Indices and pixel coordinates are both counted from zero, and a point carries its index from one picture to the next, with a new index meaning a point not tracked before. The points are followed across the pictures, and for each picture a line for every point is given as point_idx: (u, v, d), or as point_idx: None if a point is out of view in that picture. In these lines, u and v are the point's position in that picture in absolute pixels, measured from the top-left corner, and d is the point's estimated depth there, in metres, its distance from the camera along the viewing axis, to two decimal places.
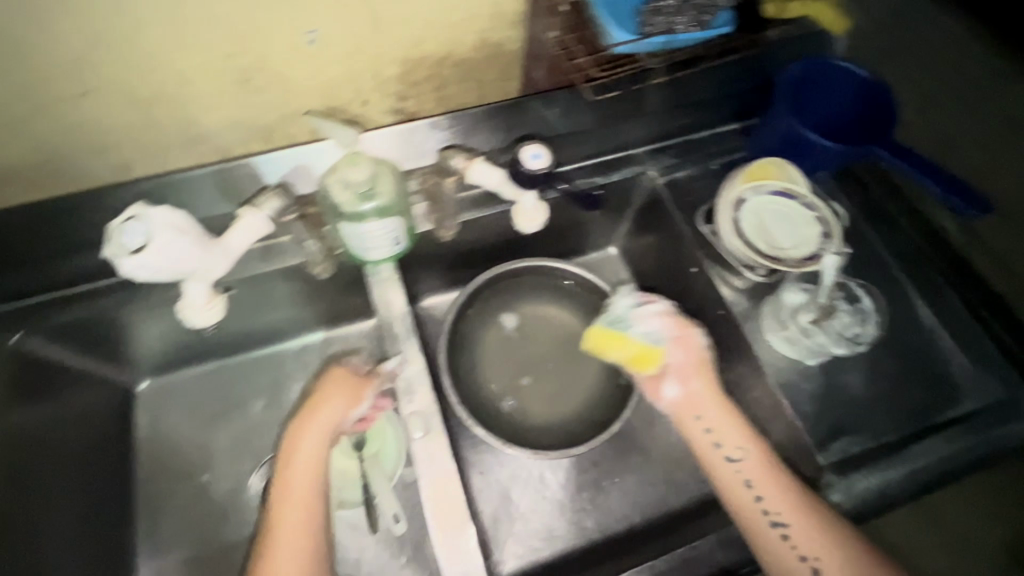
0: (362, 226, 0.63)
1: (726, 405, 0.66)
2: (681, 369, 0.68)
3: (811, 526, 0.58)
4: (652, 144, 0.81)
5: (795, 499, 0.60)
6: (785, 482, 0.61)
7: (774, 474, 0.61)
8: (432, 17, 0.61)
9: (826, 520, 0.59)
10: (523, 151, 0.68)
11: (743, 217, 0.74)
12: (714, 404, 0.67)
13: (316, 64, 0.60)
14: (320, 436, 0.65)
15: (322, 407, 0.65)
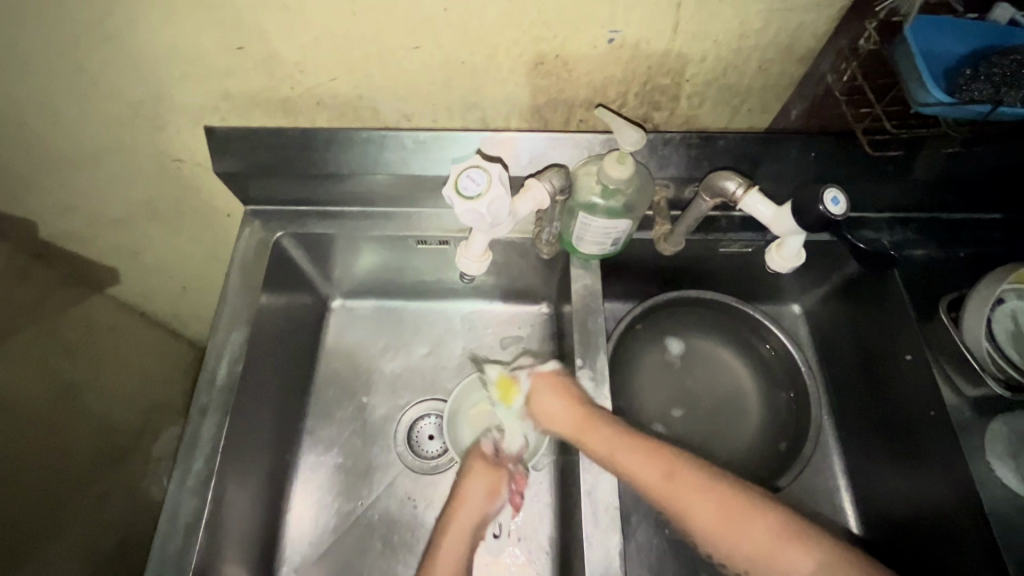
0: (602, 220, 0.65)
1: (586, 429, 0.64)
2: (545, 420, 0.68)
3: (706, 513, 0.57)
4: (892, 214, 0.76)
5: (743, 538, 0.55)
6: (700, 493, 0.58)
7: (635, 457, 0.61)
8: (724, 39, 0.62)
9: (736, 532, 0.55)
10: (818, 191, 0.58)
11: (997, 319, 0.65)
12: (591, 438, 0.64)
13: (604, 62, 0.63)
14: (463, 519, 0.72)
15: (464, 488, 0.74)
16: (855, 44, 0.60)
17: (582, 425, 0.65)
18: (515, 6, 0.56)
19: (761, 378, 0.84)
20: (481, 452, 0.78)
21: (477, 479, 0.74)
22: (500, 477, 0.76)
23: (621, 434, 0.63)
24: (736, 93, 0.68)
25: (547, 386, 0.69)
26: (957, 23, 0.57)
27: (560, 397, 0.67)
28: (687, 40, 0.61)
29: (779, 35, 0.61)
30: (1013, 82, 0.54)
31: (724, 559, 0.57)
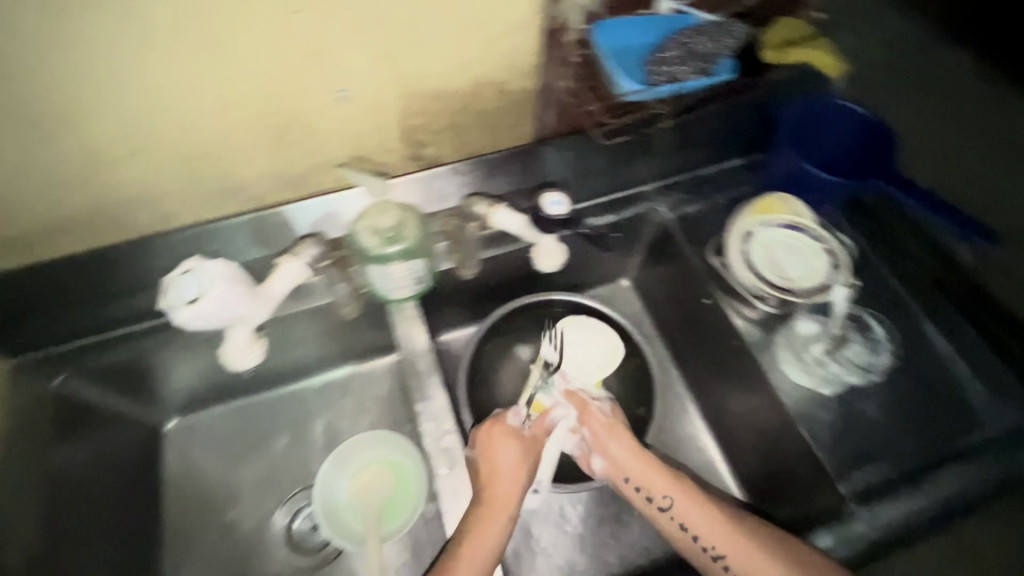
0: (397, 265, 0.67)
1: (643, 456, 0.74)
2: (597, 430, 0.76)
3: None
4: (661, 181, 0.85)
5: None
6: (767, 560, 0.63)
7: (699, 509, 0.69)
8: (456, 74, 0.66)
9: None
10: (543, 199, 0.72)
11: (753, 250, 0.76)
12: (632, 458, 0.74)
13: (346, 119, 0.65)
14: (505, 499, 0.66)
15: (494, 454, 0.69)
16: (565, 53, 0.68)
17: (642, 461, 0.73)
18: (224, 92, 0.57)
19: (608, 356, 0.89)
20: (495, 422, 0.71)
21: (507, 446, 0.69)
22: (528, 449, 0.72)
23: (681, 482, 0.72)
24: (488, 114, 0.74)
25: (617, 427, 0.76)
26: (637, 18, 0.65)
27: (615, 433, 0.76)
28: (419, 82, 0.65)
29: (501, 58, 0.67)
30: (686, 64, 0.65)
31: None
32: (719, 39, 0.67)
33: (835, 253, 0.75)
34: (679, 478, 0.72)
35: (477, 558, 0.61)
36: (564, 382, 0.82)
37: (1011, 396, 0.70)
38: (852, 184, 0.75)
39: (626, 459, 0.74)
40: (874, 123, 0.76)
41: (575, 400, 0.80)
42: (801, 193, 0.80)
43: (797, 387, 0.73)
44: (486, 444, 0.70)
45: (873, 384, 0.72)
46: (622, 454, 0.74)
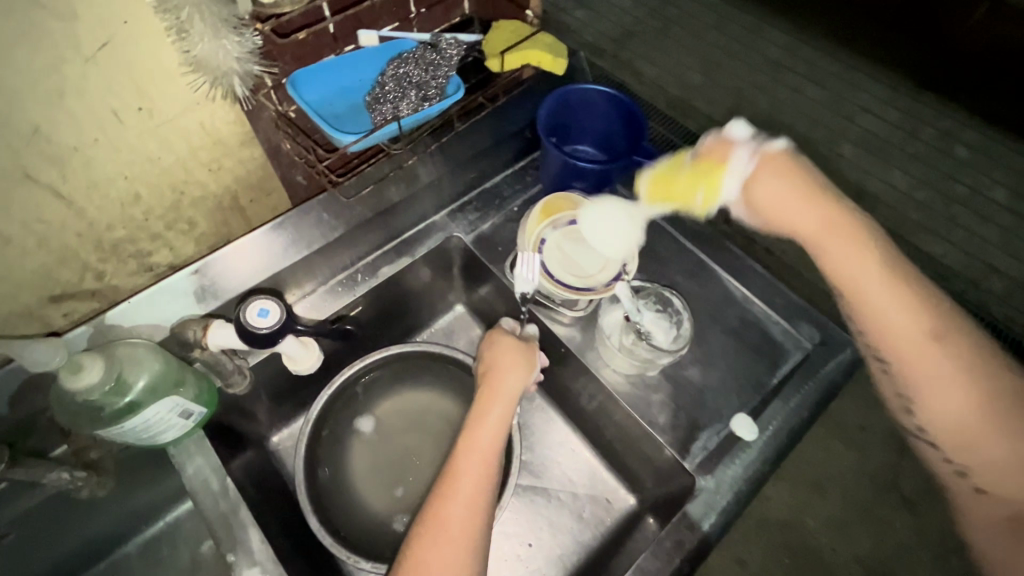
0: (148, 411, 0.54)
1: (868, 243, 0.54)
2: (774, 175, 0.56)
3: (781, 201, 0.56)
4: (449, 207, 0.81)
5: (861, 266, 0.54)
6: (800, 195, 0.56)
7: (907, 330, 0.54)
8: (146, 169, 0.59)
9: (839, 233, 0.55)
10: (245, 307, 0.59)
11: (548, 257, 0.73)
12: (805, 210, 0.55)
13: (20, 258, 0.56)
14: (504, 405, 0.67)
15: (506, 363, 0.69)
16: (280, 110, 0.64)
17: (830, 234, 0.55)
18: None
19: (456, 394, 0.86)
20: (507, 329, 0.73)
21: (508, 348, 0.70)
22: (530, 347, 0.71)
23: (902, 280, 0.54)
24: (214, 198, 0.68)
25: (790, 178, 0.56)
26: (338, 60, 0.62)
27: (781, 174, 0.56)
28: (97, 191, 0.56)
29: (191, 137, 0.60)
30: (404, 96, 0.62)
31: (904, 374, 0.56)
32: (436, 60, 0.64)
33: (622, 238, 0.75)
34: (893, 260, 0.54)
35: (476, 470, 0.61)
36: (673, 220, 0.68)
37: (803, 316, 0.77)
38: (619, 163, 0.75)
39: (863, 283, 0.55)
40: (623, 100, 0.77)
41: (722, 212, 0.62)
42: (578, 183, 0.78)
43: (621, 374, 0.73)
44: (490, 344, 0.72)
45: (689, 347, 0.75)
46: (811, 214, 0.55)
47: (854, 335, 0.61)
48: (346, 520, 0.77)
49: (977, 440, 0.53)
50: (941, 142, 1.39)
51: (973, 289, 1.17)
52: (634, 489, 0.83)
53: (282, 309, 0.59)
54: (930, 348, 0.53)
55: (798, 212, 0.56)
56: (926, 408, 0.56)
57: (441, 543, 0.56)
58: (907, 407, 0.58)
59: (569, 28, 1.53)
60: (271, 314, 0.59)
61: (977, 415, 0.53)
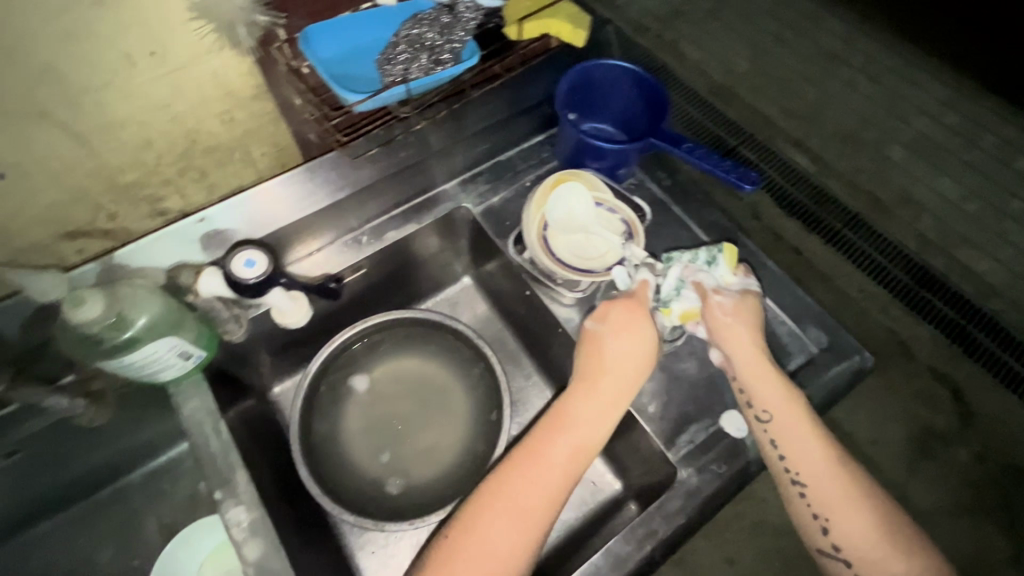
0: (148, 347, 0.57)
1: (800, 412, 0.63)
2: (721, 331, 0.67)
3: (735, 339, 0.66)
4: (461, 176, 0.80)
5: (771, 387, 0.64)
6: (751, 338, 0.66)
7: (807, 450, 0.61)
8: (155, 115, 0.60)
9: (763, 375, 0.64)
10: (231, 259, 0.61)
11: (552, 236, 0.72)
12: (750, 359, 0.65)
13: (32, 193, 0.58)
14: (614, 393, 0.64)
15: (632, 348, 0.66)
16: (295, 65, 0.64)
17: (760, 374, 0.64)
18: None
19: (454, 365, 0.87)
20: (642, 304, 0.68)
21: (636, 327, 0.66)
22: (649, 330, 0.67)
23: (802, 417, 0.63)
24: (226, 148, 0.69)
25: (743, 324, 0.66)
26: (350, 18, 0.62)
27: (741, 323, 0.66)
28: (110, 135, 0.58)
29: (201, 88, 0.60)
30: (414, 60, 0.61)
31: (835, 534, 0.59)
32: (449, 23, 0.62)
33: (630, 223, 0.73)
34: (792, 396, 0.64)
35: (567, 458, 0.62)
36: (689, 273, 0.69)
37: (812, 319, 0.75)
38: (636, 144, 0.72)
39: (781, 413, 0.63)
40: (647, 80, 0.75)
41: (699, 291, 0.69)
42: (591, 163, 0.76)
43: None
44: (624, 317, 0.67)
45: (688, 339, 0.73)
46: (741, 354, 0.65)
47: (794, 472, 0.61)
48: (334, 474, 0.79)
49: (878, 563, 0.57)
50: (1004, 152, 1.30)
51: (1014, 310, 1.10)
52: (621, 475, 0.83)
53: (267, 265, 0.62)
54: (831, 473, 0.60)
55: (741, 346, 0.66)
56: (840, 530, 0.59)
57: (511, 514, 0.59)
58: (830, 549, 0.59)
59: (616, 2, 1.46)
60: (257, 269, 0.61)
61: (876, 539, 0.57)
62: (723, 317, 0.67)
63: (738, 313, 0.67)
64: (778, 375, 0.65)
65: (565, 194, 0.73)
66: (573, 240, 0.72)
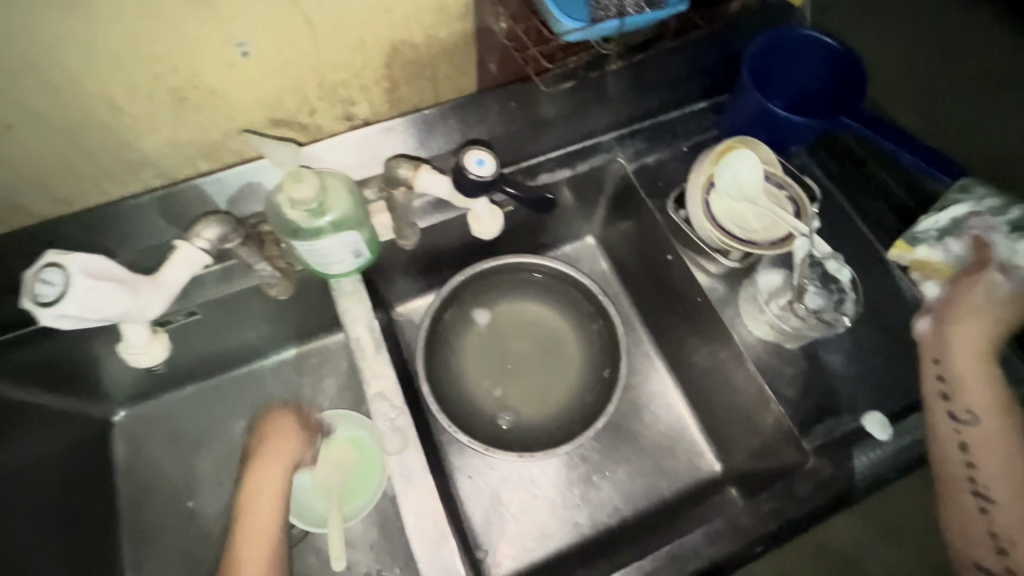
0: (323, 241, 0.61)
1: (1005, 411, 0.59)
2: (953, 312, 0.61)
3: (966, 327, 0.60)
4: (619, 130, 0.79)
5: (978, 384, 0.59)
6: (987, 336, 0.59)
7: (1001, 445, 0.59)
8: (372, 22, 0.59)
9: (976, 373, 0.59)
10: (465, 158, 0.63)
11: (717, 203, 0.70)
12: (970, 352, 0.60)
13: (254, 78, 0.57)
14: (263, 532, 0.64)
15: (269, 488, 0.67)
16: None
17: (975, 369, 0.59)
18: (102, 52, 0.49)
19: (571, 318, 0.87)
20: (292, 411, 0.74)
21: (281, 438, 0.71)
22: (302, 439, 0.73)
23: (1006, 416, 0.59)
24: (419, 66, 0.67)
25: (978, 321, 0.59)
26: None
27: (978, 321, 0.59)
28: (330, 35, 0.58)
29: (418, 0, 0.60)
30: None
31: (1002, 525, 0.59)
32: None
33: (799, 202, 0.70)
34: (1000, 399, 0.59)
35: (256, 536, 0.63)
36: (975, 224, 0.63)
37: None
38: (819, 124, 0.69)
39: (982, 412, 0.59)
40: (841, 55, 0.70)
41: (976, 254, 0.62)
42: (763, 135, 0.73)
43: (758, 341, 0.70)
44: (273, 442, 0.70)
45: (838, 334, 0.69)
46: (964, 347, 0.60)
47: (977, 462, 0.59)
48: (449, 397, 0.83)
49: None
50: None
51: None
52: (723, 456, 0.82)
53: (495, 166, 0.63)
54: (1019, 469, 0.58)
55: (969, 342, 0.59)
56: (1004, 523, 0.59)
57: None
58: (993, 542, 0.59)
59: None
60: (486, 169, 0.63)
61: None
62: (967, 305, 0.60)
63: (978, 317, 0.59)
64: (993, 376, 0.59)
65: (744, 159, 0.70)
66: (738, 209, 0.70)
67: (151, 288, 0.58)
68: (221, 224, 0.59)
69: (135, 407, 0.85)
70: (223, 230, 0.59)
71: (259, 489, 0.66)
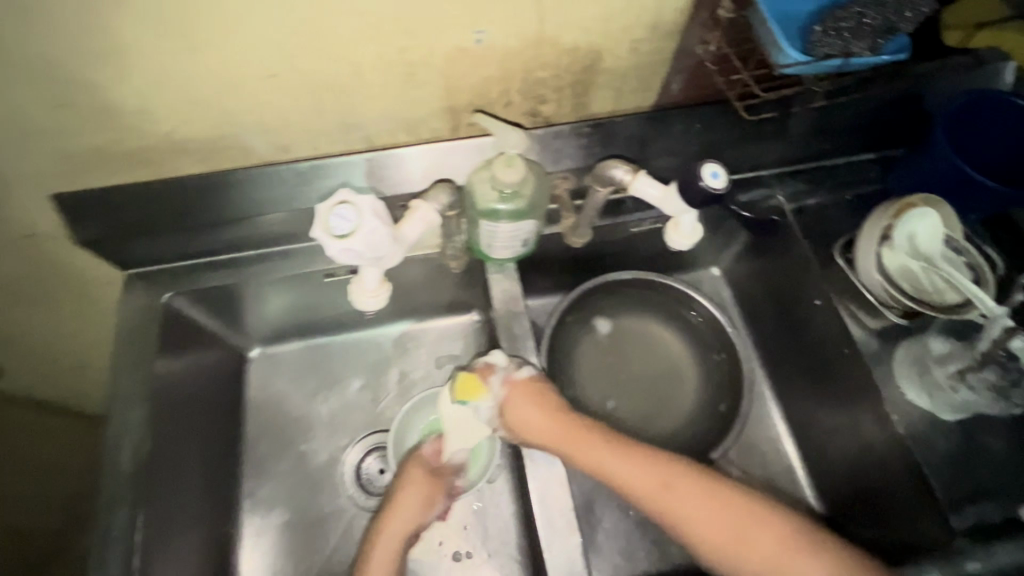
0: (506, 227, 0.63)
1: (625, 446, 0.63)
2: (549, 415, 0.65)
3: (599, 453, 0.63)
4: (782, 168, 0.78)
5: (640, 475, 0.61)
6: (602, 441, 0.63)
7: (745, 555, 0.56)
8: (596, 27, 0.61)
9: (582, 443, 0.63)
10: (700, 170, 0.62)
11: (889, 258, 0.69)
12: (620, 459, 0.62)
13: (478, 63, 0.61)
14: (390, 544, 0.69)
15: (403, 507, 0.71)
16: (716, 13, 0.62)
17: (575, 441, 0.63)
18: (368, 22, 0.53)
19: (693, 344, 0.86)
20: (419, 454, 0.75)
21: (414, 485, 0.72)
22: (435, 485, 0.73)
23: (614, 439, 0.64)
24: (617, 75, 0.68)
25: (523, 396, 0.65)
26: None
27: (541, 412, 0.65)
28: (557, 33, 0.60)
29: (643, 13, 0.61)
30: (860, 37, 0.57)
31: None
32: (907, 7, 0.57)
33: (978, 271, 0.67)
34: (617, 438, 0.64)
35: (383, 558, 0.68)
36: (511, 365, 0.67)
37: None
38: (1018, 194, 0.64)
39: (671, 500, 0.59)
40: None
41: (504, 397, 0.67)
42: (949, 197, 0.70)
43: (912, 406, 0.67)
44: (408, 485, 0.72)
45: (1000, 415, 0.66)
46: (609, 450, 0.63)
47: None
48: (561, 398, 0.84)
49: None
50: None
51: None
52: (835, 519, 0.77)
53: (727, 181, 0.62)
54: (770, 542, 0.56)
55: (649, 471, 0.61)
56: None
57: None
58: None
59: None
60: (718, 182, 0.62)
61: None
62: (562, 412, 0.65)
63: (516, 388, 0.66)
64: (600, 431, 0.64)
65: (923, 218, 0.67)
66: (909, 268, 0.68)
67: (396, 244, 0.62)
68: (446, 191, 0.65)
69: (263, 349, 0.88)
70: (448, 200, 0.65)
71: (389, 528, 0.70)
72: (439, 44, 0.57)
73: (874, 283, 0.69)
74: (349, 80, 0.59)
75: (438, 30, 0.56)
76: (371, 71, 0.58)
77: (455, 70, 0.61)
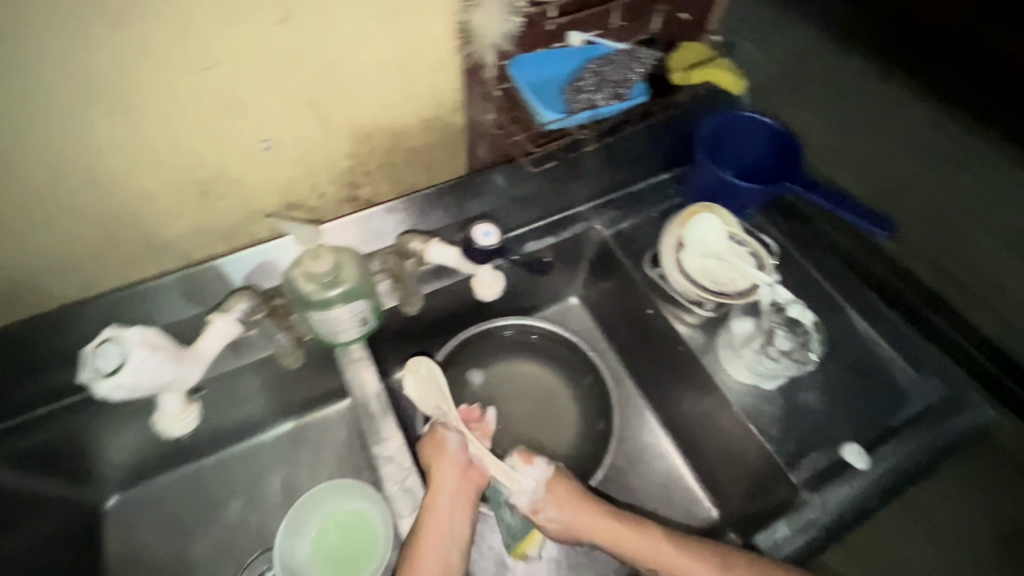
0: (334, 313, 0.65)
1: (639, 523, 0.72)
2: (580, 523, 0.72)
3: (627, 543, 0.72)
4: (595, 201, 0.86)
5: (674, 559, 0.69)
6: (626, 531, 0.72)
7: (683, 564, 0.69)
8: (380, 118, 0.67)
9: (628, 536, 0.72)
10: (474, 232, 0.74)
11: (686, 259, 0.78)
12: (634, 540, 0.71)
13: (274, 167, 0.64)
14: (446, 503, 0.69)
15: (442, 468, 0.71)
16: (485, 89, 0.70)
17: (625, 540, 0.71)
18: (143, 155, 0.55)
19: (562, 376, 0.90)
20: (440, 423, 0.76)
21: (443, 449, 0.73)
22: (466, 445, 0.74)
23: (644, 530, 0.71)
24: (418, 152, 0.75)
25: (560, 502, 0.73)
26: (551, 51, 0.69)
27: (571, 511, 0.73)
28: (344, 128, 0.65)
29: (421, 99, 0.68)
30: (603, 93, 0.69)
31: None
32: (631, 66, 0.71)
33: (760, 258, 0.79)
34: (644, 529, 0.72)
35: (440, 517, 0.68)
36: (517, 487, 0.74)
37: (933, 371, 0.76)
38: (764, 188, 0.78)
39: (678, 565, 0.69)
40: (781, 131, 0.81)
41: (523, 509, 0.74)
42: (722, 199, 0.82)
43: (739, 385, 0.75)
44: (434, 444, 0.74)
45: (809, 373, 0.76)
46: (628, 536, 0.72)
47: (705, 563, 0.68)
48: None
49: None
50: None
51: None
52: (722, 505, 0.81)
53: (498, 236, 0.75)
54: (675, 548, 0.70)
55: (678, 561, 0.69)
56: None
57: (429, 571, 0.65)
58: None
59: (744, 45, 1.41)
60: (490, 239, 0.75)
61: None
62: (589, 513, 0.73)
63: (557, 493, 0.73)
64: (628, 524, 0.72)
65: (695, 217, 0.80)
66: (705, 266, 0.78)
67: (191, 362, 0.63)
68: (248, 298, 0.66)
69: (123, 497, 0.81)
70: (251, 304, 0.67)
71: (442, 490, 0.69)
72: (228, 159, 0.60)
73: (681, 283, 0.78)
74: (142, 206, 0.59)
75: (221, 148, 0.59)
76: (163, 195, 0.60)
77: (253, 178, 0.64)
